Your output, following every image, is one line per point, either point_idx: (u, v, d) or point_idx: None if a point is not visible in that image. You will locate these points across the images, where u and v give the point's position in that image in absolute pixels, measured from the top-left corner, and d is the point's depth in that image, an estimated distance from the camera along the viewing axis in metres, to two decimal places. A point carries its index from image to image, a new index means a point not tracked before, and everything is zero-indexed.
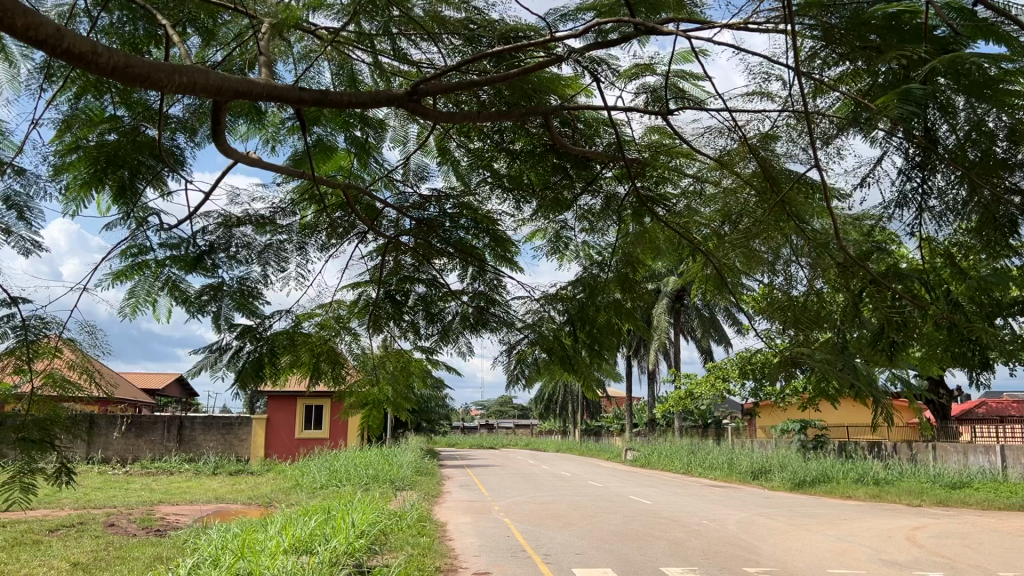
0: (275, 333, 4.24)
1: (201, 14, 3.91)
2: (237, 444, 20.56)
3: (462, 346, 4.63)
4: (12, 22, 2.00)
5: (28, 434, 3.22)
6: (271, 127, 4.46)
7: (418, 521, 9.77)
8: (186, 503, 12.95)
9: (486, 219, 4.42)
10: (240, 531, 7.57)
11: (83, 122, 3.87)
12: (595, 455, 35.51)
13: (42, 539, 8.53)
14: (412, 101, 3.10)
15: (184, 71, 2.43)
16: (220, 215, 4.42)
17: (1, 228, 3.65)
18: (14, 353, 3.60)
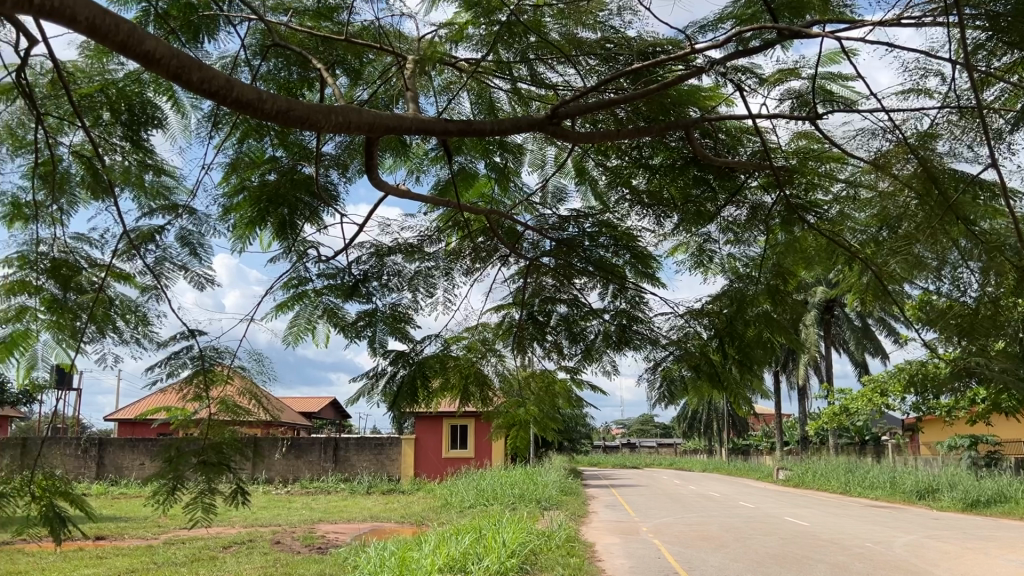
0: (426, 357, 4.38)
1: (348, 55, 4.09)
2: (389, 464, 21.25)
3: (607, 365, 4.59)
4: (188, 77, 2.19)
5: (207, 458, 3.49)
6: (416, 158, 4.63)
7: (567, 541, 9.75)
8: (344, 521, 13.50)
9: (626, 236, 4.41)
10: (396, 549, 7.79)
11: (247, 164, 4.18)
12: (745, 474, 34.31)
13: (218, 554, 9.12)
14: (552, 125, 3.12)
15: (339, 110, 2.56)
16: (373, 245, 4.59)
17: (178, 265, 3.94)
18: (193, 382, 3.93)
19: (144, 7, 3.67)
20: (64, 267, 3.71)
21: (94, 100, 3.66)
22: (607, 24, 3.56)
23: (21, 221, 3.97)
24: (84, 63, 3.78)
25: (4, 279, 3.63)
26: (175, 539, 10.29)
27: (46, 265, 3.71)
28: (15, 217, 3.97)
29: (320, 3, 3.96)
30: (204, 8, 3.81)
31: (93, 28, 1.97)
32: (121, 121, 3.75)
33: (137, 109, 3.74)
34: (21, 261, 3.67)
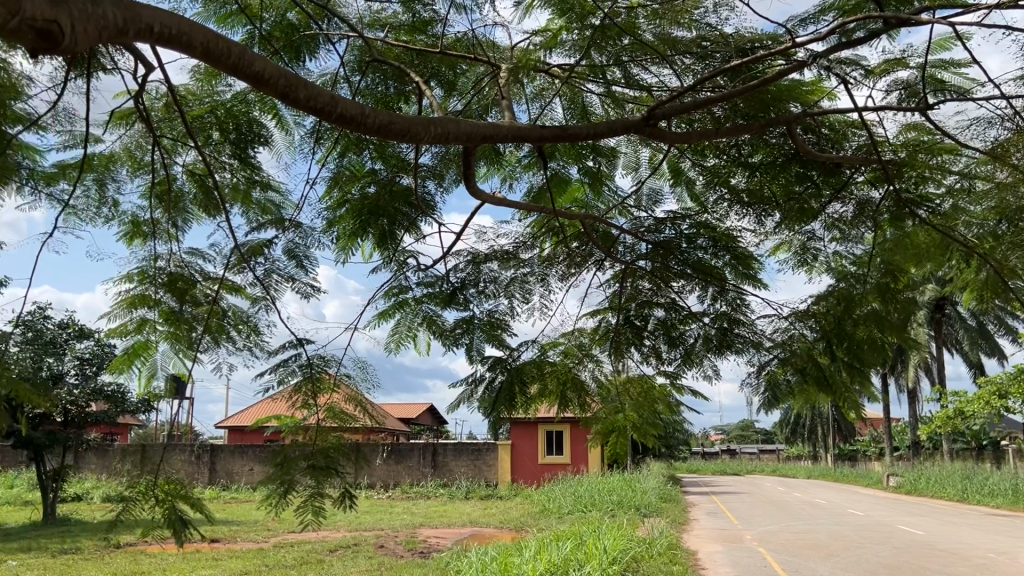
0: (524, 363, 4.40)
1: (442, 67, 4.17)
2: (486, 469, 21.41)
3: (708, 370, 4.49)
4: (296, 95, 2.28)
5: (316, 462, 3.61)
6: (509, 165, 4.66)
7: (668, 548, 9.60)
8: (444, 526, 13.69)
9: (725, 237, 4.33)
10: (497, 555, 7.86)
11: (347, 177, 4.28)
12: (852, 481, 33.06)
13: (325, 558, 9.38)
14: (648, 126, 3.10)
15: (438, 122, 2.61)
16: (469, 253, 4.66)
17: (285, 277, 4.09)
18: (303, 389, 4.10)
19: (249, 30, 3.82)
20: (180, 281, 3.95)
21: (205, 121, 3.85)
22: (702, 22, 3.54)
23: (140, 238, 4.20)
24: (195, 86, 3.97)
25: (127, 293, 3.86)
26: (285, 542, 10.65)
27: (163, 280, 3.94)
28: (134, 235, 4.21)
29: (415, 18, 4.03)
30: (305, 28, 3.94)
31: (208, 51, 2.09)
32: (229, 140, 3.92)
33: (244, 128, 3.91)
34: (140, 277, 3.91)
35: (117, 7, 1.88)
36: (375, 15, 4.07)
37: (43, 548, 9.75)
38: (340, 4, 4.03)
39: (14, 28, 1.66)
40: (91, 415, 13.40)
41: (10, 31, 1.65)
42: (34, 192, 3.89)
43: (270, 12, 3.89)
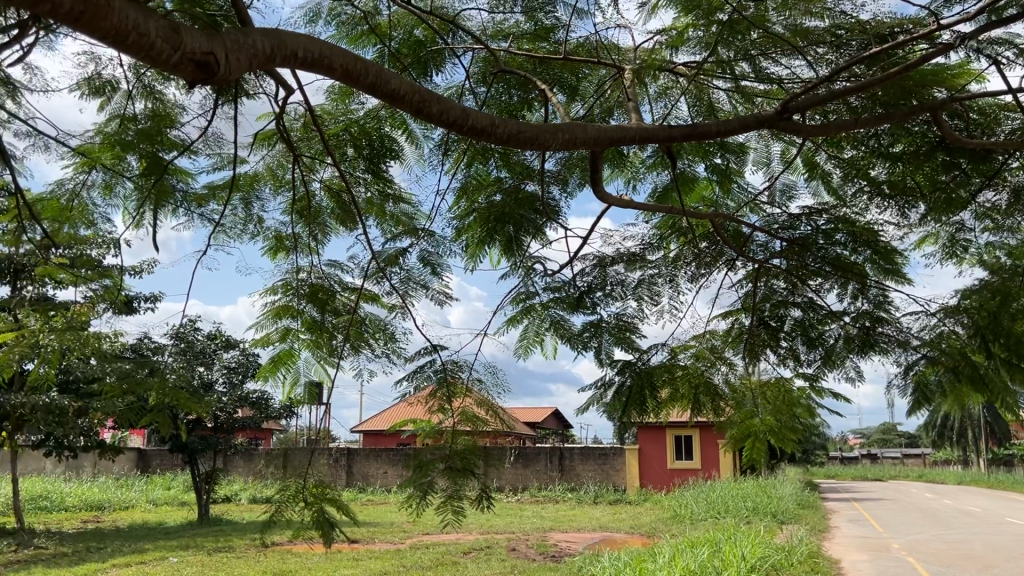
0: (654, 366, 4.35)
1: (565, 73, 4.18)
2: (614, 474, 21.25)
3: (851, 371, 4.30)
4: (429, 110, 2.35)
5: (452, 463, 3.69)
6: (632, 167, 4.62)
7: (809, 556, 9.25)
8: (575, 531, 13.67)
9: (865, 232, 4.13)
10: (630, 561, 7.80)
11: (474, 186, 4.36)
12: (1010, 487, 30.82)
13: (460, 560, 9.57)
14: (782, 120, 3.03)
15: (565, 128, 2.63)
16: (596, 257, 4.65)
17: (419, 285, 4.21)
18: (438, 392, 4.21)
19: (379, 49, 3.96)
20: (320, 292, 4.13)
21: (341, 138, 4.02)
22: (836, 9, 3.47)
23: (283, 252, 4.43)
24: (330, 105, 4.15)
25: (273, 304, 4.07)
26: (420, 544, 10.91)
27: (305, 291, 4.13)
28: (278, 249, 4.44)
29: (537, 26, 4.07)
30: (431, 43, 4.05)
31: (347, 73, 2.19)
32: (363, 155, 4.08)
33: (377, 143, 4.06)
34: (285, 288, 4.10)
35: (264, 35, 2.00)
36: (498, 26, 4.13)
37: (199, 547, 10.36)
38: (465, 17, 4.12)
39: (176, 62, 1.79)
40: (238, 420, 14.14)
41: (174, 66, 1.79)
42: (189, 213, 4.17)
43: (398, 30, 4.02)
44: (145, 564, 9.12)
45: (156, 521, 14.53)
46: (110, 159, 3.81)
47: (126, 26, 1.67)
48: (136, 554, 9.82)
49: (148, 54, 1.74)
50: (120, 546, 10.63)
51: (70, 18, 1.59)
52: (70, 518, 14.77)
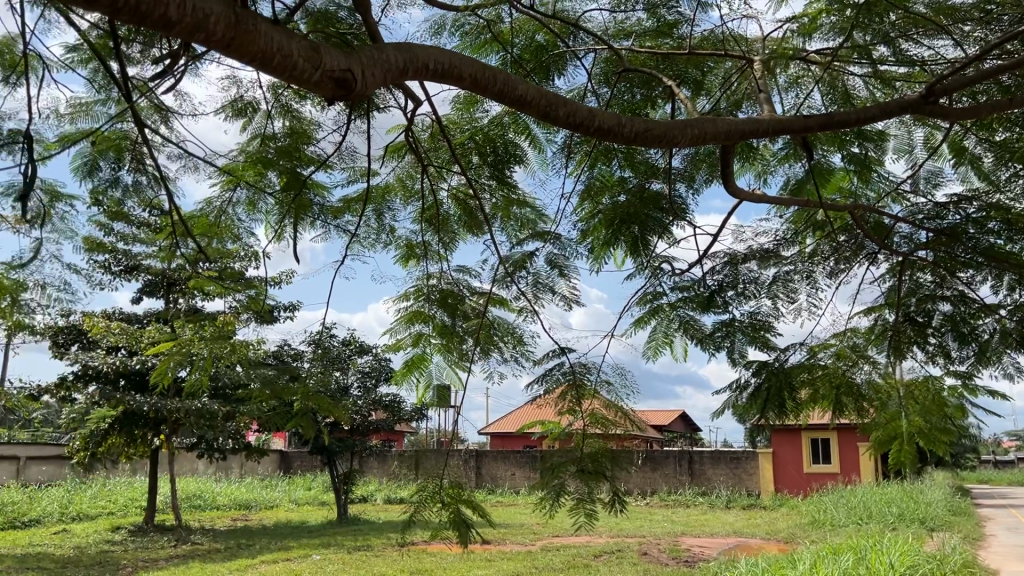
0: (791, 366, 4.21)
1: (689, 67, 4.10)
2: (747, 478, 20.65)
3: (1009, 369, 4.05)
4: (556, 113, 2.37)
5: (584, 466, 3.67)
6: (761, 161, 4.50)
7: (965, 566, 8.70)
8: (708, 535, 13.37)
9: (1021, 218, 3.86)
10: (768, 567, 7.58)
11: (599, 187, 4.35)
12: None
13: (591, 562, 9.54)
14: (927, 104, 2.87)
15: (695, 124, 2.59)
16: (727, 254, 4.55)
17: (547, 288, 4.22)
18: (567, 393, 4.20)
19: (502, 56, 4.01)
20: (450, 297, 4.24)
21: (467, 146, 4.10)
22: None
23: (414, 259, 4.55)
24: (456, 114, 4.24)
25: (405, 310, 4.19)
26: (551, 546, 10.96)
27: (435, 296, 4.22)
28: (409, 257, 4.57)
29: (660, 22, 4.02)
30: (553, 47, 4.06)
31: (476, 81, 2.24)
32: (488, 162, 4.14)
33: (501, 150, 4.11)
34: (416, 294, 4.21)
35: (397, 50, 2.07)
36: (619, 25, 4.11)
37: (340, 545, 10.78)
38: (586, 19, 4.12)
39: (316, 80, 1.87)
40: (373, 423, 14.62)
41: (314, 84, 1.87)
42: (325, 225, 4.34)
43: (520, 36, 4.05)
44: (291, 561, 9.57)
45: (299, 520, 15.22)
46: (253, 176, 4.01)
47: (271, 50, 1.76)
48: (282, 551, 10.33)
49: (292, 74, 1.82)
50: (268, 543, 11.21)
51: (221, 45, 1.69)
52: (221, 516, 15.67)
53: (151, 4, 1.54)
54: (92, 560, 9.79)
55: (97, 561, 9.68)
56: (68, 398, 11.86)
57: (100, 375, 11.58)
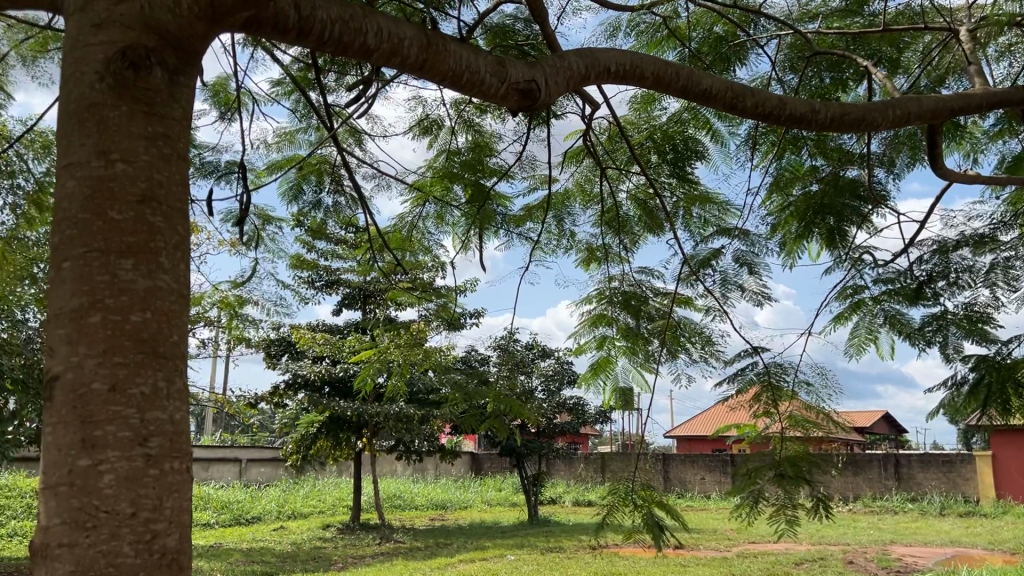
0: (1016, 360, 3.79)
1: (883, 45, 3.86)
2: (964, 483, 19.02)
3: None
4: (743, 104, 2.30)
5: (783, 471, 3.50)
6: (970, 140, 4.17)
7: None
8: (921, 545, 12.42)
9: None
10: None
11: (788, 178, 4.18)
12: None
13: (793, 570, 9.12)
14: None
15: (897, 104, 2.43)
16: (935, 242, 4.22)
17: (737, 286, 4.09)
18: (761, 396, 4.01)
19: (680, 51, 3.95)
20: (633, 299, 4.17)
21: (645, 146, 4.07)
22: None
23: (595, 263, 4.56)
24: (633, 115, 4.23)
25: (588, 314, 4.19)
26: (748, 553, 10.60)
27: (618, 298, 4.19)
28: (590, 260, 4.58)
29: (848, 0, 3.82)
30: (733, 37, 3.94)
31: (659, 79, 2.21)
32: (668, 160, 4.05)
33: (681, 148, 4.02)
34: (598, 297, 4.18)
35: (579, 56, 2.08)
36: (804, 8, 3.94)
37: (533, 546, 10.97)
38: (767, 5, 3.99)
39: (503, 93, 1.92)
40: (559, 426, 14.77)
41: (501, 97, 1.92)
42: (508, 233, 4.44)
43: (697, 30, 3.98)
44: (487, 560, 9.86)
45: (492, 521, 15.65)
46: (440, 191, 4.17)
47: (460, 69, 1.83)
48: (479, 551, 10.66)
49: (481, 89, 1.88)
50: (465, 542, 11.62)
51: (415, 67, 1.78)
52: (420, 516, 16.40)
53: (352, 35, 1.65)
54: (308, 555, 10.55)
55: (312, 556, 10.43)
56: (280, 404, 12.87)
57: (308, 383, 12.49)
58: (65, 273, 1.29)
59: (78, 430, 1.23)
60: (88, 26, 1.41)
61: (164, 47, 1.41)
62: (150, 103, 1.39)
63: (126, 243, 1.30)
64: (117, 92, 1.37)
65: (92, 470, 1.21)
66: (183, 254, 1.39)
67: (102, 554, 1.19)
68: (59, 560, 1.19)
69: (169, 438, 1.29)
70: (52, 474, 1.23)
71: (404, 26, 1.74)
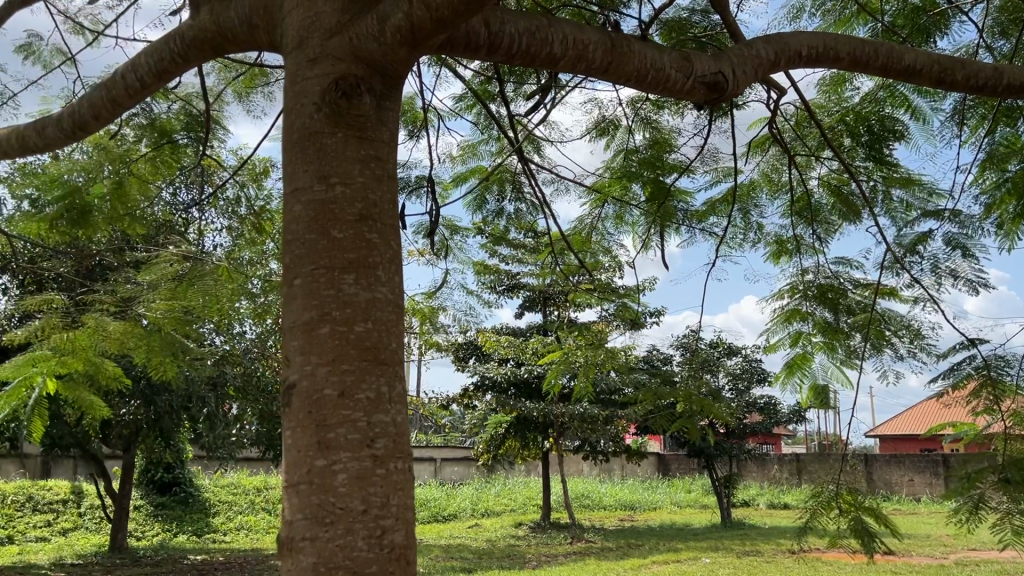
0: None
1: None
2: None
3: None
4: (953, 78, 2.15)
5: (1009, 475, 3.14)
6: None
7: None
8: None
9: None
10: None
11: (1003, 152, 3.85)
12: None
13: None
14: None
15: None
16: None
17: (947, 272, 3.80)
18: (983, 392, 3.62)
19: (872, 26, 3.71)
20: (830, 291, 3.97)
21: (837, 130, 3.85)
22: None
23: (786, 255, 4.38)
24: (822, 97, 4.03)
25: (781, 309, 4.03)
26: (969, 561, 9.77)
27: (814, 292, 4.00)
28: (780, 252, 4.41)
29: None
30: (931, 6, 3.67)
31: (856, 59, 2.10)
32: (862, 143, 3.83)
33: (876, 129, 3.78)
34: (791, 291, 4.01)
35: (766, 43, 2.02)
36: None
37: (729, 549, 10.68)
38: None
39: (689, 88, 1.89)
40: (750, 426, 14.26)
41: (687, 92, 1.90)
42: (691, 229, 4.34)
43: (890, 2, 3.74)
44: (682, 562, 9.70)
45: (684, 522, 15.35)
46: (619, 191, 4.16)
47: (645, 68, 1.83)
48: (672, 552, 10.52)
49: (667, 86, 1.87)
50: (657, 544, 11.48)
51: (601, 70, 1.79)
52: (610, 516, 16.40)
53: (539, 45, 1.70)
54: (503, 553, 10.84)
55: (507, 554, 10.70)
56: (470, 405, 13.31)
57: (495, 385, 12.83)
58: (297, 289, 1.42)
59: (314, 433, 1.34)
60: (305, 62, 1.54)
61: (372, 74, 1.52)
62: (362, 129, 1.49)
63: (348, 259, 1.41)
64: (334, 120, 1.48)
65: (327, 470, 1.32)
66: (397, 267, 1.48)
67: (340, 547, 1.29)
68: (303, 552, 1.30)
69: (394, 439, 1.38)
70: (293, 473, 1.35)
71: (589, 31, 1.76)
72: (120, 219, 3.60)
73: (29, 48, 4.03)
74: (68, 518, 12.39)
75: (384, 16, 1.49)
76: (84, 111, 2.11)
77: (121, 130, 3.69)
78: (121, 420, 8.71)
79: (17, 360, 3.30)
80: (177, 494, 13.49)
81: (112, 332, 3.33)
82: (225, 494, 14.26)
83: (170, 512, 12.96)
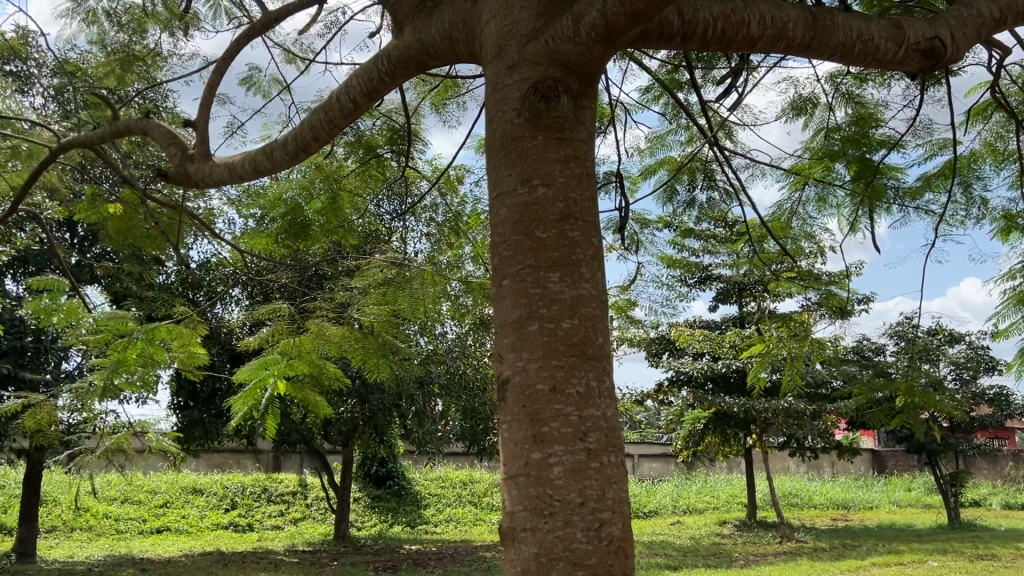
0: None
1: None
2: None
3: None
4: None
5: None
6: None
7: None
8: None
9: None
10: None
11: None
12: None
13: None
14: None
15: None
16: None
17: None
18: None
19: None
20: None
21: None
22: None
23: (1017, 231, 3.99)
24: None
25: (1013, 291, 3.65)
26: None
27: None
28: (1010, 229, 4.01)
29: None
30: None
31: None
32: None
33: None
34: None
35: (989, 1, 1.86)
36: None
37: (959, 552, 9.83)
38: None
39: (901, 57, 1.78)
40: (978, 419, 13.04)
41: (899, 62, 1.78)
42: (904, 208, 4.04)
43: None
44: (905, 565, 9.05)
45: (905, 522, 14.29)
46: (821, 172, 3.96)
47: (851, 40, 1.73)
48: (894, 555, 9.84)
49: (876, 57, 1.77)
50: (876, 545, 10.79)
51: (802, 48, 1.72)
52: (822, 515, 15.61)
53: (735, 28, 1.66)
54: (709, 551, 10.61)
55: (713, 552, 10.47)
56: (666, 401, 13.13)
57: (692, 380, 12.58)
58: (506, 289, 1.47)
59: (529, 427, 1.38)
60: (504, 69, 1.59)
61: (569, 76, 1.55)
62: (561, 129, 1.53)
63: (552, 258, 1.45)
64: (533, 123, 1.52)
65: (544, 462, 1.36)
66: (600, 263, 1.50)
67: (560, 538, 1.32)
68: (525, 543, 1.34)
69: (605, 433, 1.40)
70: (511, 465, 1.40)
71: (787, 8, 1.70)
72: (334, 230, 3.88)
73: (251, 81, 4.43)
74: (298, 508, 13.49)
75: (578, 16, 1.52)
76: (305, 134, 2.28)
77: (334, 150, 3.97)
78: (340, 418, 9.38)
79: (253, 363, 3.59)
80: (391, 487, 14.34)
81: (332, 335, 3.57)
82: (433, 487, 14.94)
83: (385, 504, 13.79)
